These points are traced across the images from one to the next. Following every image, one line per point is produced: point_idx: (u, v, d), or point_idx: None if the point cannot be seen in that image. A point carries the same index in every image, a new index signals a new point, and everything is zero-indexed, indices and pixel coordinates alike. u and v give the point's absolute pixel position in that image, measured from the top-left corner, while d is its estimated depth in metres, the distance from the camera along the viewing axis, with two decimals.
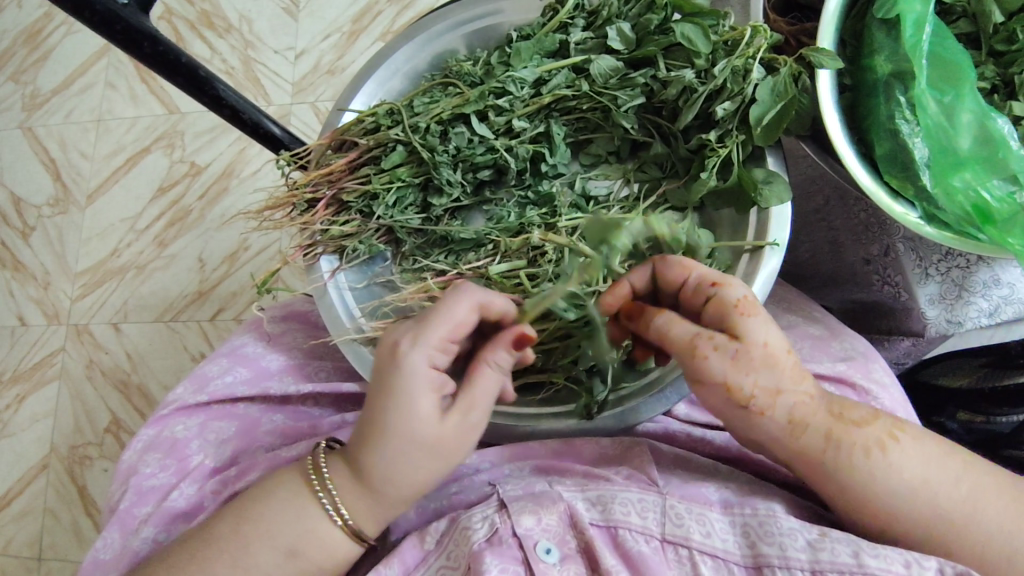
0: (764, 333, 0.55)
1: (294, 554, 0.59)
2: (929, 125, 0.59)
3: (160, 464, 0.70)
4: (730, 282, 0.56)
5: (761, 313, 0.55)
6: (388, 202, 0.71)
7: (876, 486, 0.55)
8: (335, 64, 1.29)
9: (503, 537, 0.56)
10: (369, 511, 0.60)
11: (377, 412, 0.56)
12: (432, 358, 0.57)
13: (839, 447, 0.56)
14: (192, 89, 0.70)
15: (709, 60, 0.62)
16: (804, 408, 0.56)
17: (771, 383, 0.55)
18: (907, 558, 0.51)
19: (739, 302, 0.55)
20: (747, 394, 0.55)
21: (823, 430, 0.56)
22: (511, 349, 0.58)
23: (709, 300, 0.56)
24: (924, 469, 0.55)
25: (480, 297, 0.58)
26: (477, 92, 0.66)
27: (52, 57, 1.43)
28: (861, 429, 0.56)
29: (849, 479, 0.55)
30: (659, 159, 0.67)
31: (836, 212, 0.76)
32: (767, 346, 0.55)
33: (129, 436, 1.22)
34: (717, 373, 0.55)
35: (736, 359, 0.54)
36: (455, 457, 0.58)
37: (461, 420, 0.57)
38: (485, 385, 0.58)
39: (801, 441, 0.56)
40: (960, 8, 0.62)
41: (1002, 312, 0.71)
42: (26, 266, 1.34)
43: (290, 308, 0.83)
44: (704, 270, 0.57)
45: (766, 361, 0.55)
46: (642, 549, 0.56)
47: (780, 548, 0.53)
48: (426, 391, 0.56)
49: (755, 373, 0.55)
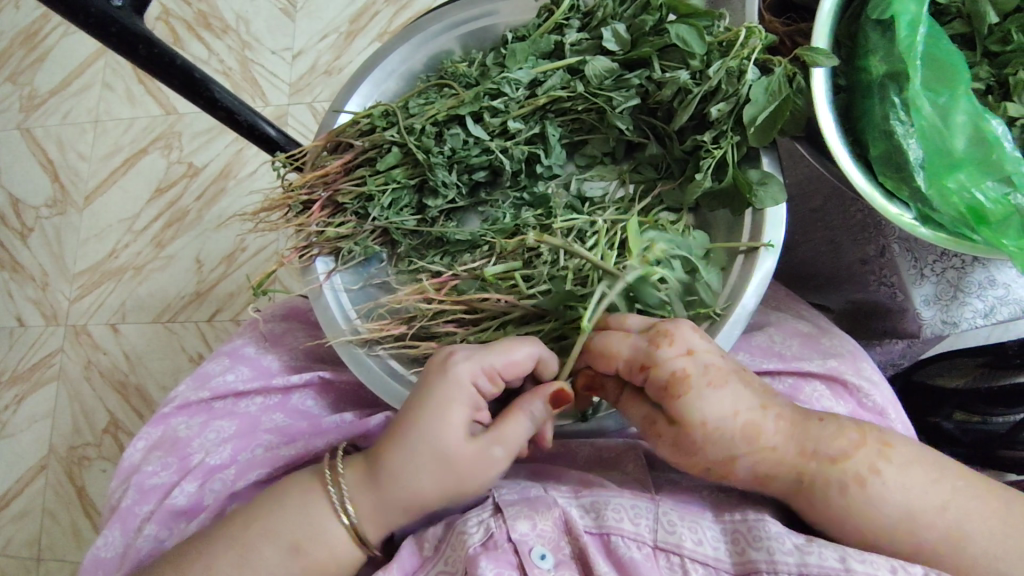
0: (707, 409, 0.55)
1: (299, 550, 0.59)
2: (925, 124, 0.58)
3: (163, 463, 0.71)
4: (659, 362, 0.55)
5: (696, 388, 0.55)
6: (383, 203, 0.71)
7: (855, 520, 0.54)
8: (333, 64, 1.29)
9: (497, 541, 0.56)
10: (374, 511, 0.59)
11: (411, 414, 0.58)
12: (476, 378, 0.58)
13: (813, 490, 0.55)
14: (188, 92, 0.70)
15: (704, 60, 0.62)
16: (770, 464, 0.56)
17: (722, 453, 0.56)
18: (893, 564, 0.51)
19: (669, 382, 0.55)
20: (704, 465, 0.57)
21: (795, 471, 0.56)
22: (550, 405, 0.58)
23: (647, 381, 0.57)
24: (906, 497, 0.54)
25: (541, 350, 0.58)
26: (473, 93, 0.67)
27: (51, 57, 1.43)
28: (838, 467, 0.55)
29: (827, 515, 0.55)
30: (654, 159, 0.67)
31: (833, 212, 0.75)
32: (708, 423, 0.55)
33: (127, 436, 1.22)
34: (672, 453, 0.58)
35: (681, 439, 0.56)
36: (464, 482, 0.58)
37: (481, 446, 0.57)
38: (518, 430, 0.57)
39: (776, 488, 0.57)
40: (956, 8, 0.62)
41: (997, 313, 0.71)
42: (24, 266, 1.34)
43: (289, 307, 0.83)
44: (630, 354, 0.56)
45: (710, 435, 0.55)
46: (635, 555, 0.55)
47: (769, 552, 0.53)
48: (462, 405, 0.58)
49: (704, 451, 0.56)
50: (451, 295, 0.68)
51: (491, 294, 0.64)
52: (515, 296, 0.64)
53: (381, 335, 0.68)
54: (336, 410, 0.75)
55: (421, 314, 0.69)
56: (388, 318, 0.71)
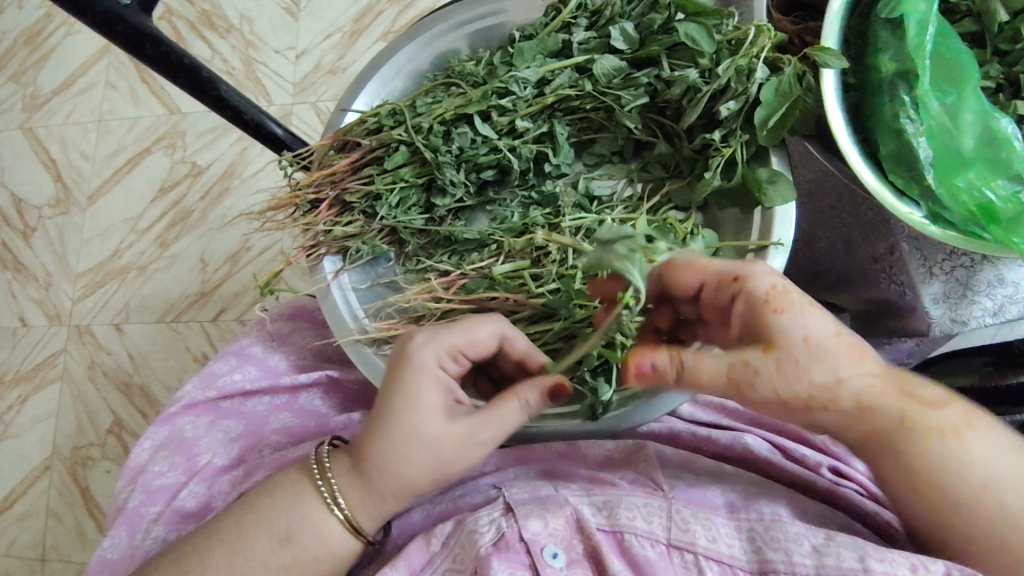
0: (693, 262, 0.58)
1: (289, 540, 0.59)
2: (765, 293, 0.54)
3: (169, 463, 0.70)
4: (755, 274, 0.55)
5: (796, 300, 0.54)
6: (391, 203, 0.70)
7: (950, 470, 0.54)
8: (336, 64, 1.29)
9: (509, 542, 0.56)
10: (363, 501, 0.59)
11: (381, 406, 0.58)
12: (440, 359, 0.58)
13: (912, 428, 0.55)
14: (194, 90, 0.70)
15: (714, 59, 0.62)
16: (873, 392, 0.55)
17: (830, 374, 0.54)
18: (913, 561, 0.50)
19: (769, 292, 0.54)
20: (804, 398, 0.54)
21: (892, 413, 0.55)
22: (547, 399, 0.57)
23: (736, 296, 0.56)
24: (1001, 452, 0.54)
25: (505, 327, 0.60)
26: (480, 92, 0.66)
27: (54, 56, 1.43)
28: (937, 412, 0.55)
29: (919, 448, 0.55)
30: (663, 158, 0.67)
31: (848, 209, 0.75)
32: (698, 260, 0.58)
33: (132, 437, 1.21)
34: (768, 387, 0.54)
35: (781, 367, 0.53)
36: (450, 467, 0.58)
37: (462, 431, 0.57)
38: (505, 417, 0.57)
39: (869, 418, 0.55)
40: (966, 6, 0.62)
41: (1008, 312, 0.68)
42: (27, 267, 1.34)
43: (296, 306, 0.81)
44: (726, 266, 0.57)
45: (698, 261, 0.58)
46: (649, 554, 0.55)
47: (786, 553, 0.53)
48: (432, 390, 0.57)
49: (831, 364, 0.54)
50: (460, 294, 0.68)
51: (500, 294, 0.64)
52: (525, 296, 0.64)
53: (389, 334, 0.68)
54: (345, 410, 0.75)
55: (431, 312, 0.68)
56: (397, 318, 0.71)
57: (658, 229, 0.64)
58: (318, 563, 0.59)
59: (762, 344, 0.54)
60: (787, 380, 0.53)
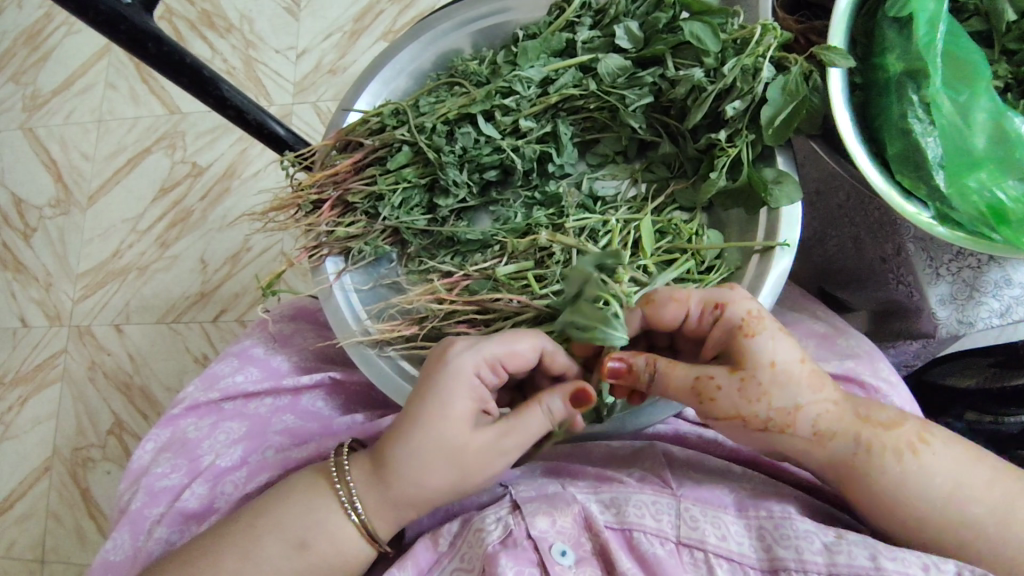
0: (676, 290, 0.57)
1: (305, 547, 0.58)
2: (738, 321, 0.54)
3: (172, 465, 0.70)
4: (733, 299, 0.55)
5: (768, 327, 0.55)
6: (393, 203, 0.70)
7: (908, 488, 0.54)
8: (337, 64, 1.28)
9: (516, 539, 0.55)
10: (379, 506, 0.59)
11: (413, 411, 0.57)
12: (479, 369, 0.57)
13: (870, 451, 0.55)
14: (196, 90, 0.69)
15: (719, 58, 0.61)
16: (830, 418, 0.55)
17: (788, 401, 0.54)
18: (924, 562, 0.50)
19: (744, 320, 0.54)
20: (763, 418, 0.55)
21: (850, 436, 0.55)
22: (569, 404, 0.56)
23: (715, 324, 0.56)
24: (956, 471, 0.55)
25: (546, 344, 0.58)
26: (484, 91, 0.66)
27: (53, 56, 1.42)
28: (891, 433, 0.55)
29: (880, 478, 0.55)
30: (667, 158, 0.66)
31: (856, 210, 0.74)
32: (682, 291, 0.56)
33: (132, 438, 1.21)
34: (729, 407, 0.55)
35: (743, 387, 0.54)
36: (470, 477, 0.57)
37: (487, 439, 0.56)
38: (528, 425, 0.56)
39: (829, 447, 0.56)
40: (973, 6, 0.62)
41: (1015, 313, 0.67)
42: (27, 267, 1.33)
43: (298, 307, 0.81)
44: (704, 293, 0.56)
45: (678, 295, 0.56)
46: (658, 551, 0.55)
47: (797, 551, 0.53)
48: (464, 397, 0.57)
49: (791, 390, 0.54)
50: (463, 295, 0.67)
51: (504, 295, 0.64)
52: (528, 297, 0.63)
53: (392, 336, 0.67)
54: (347, 411, 0.75)
55: (433, 314, 0.68)
56: (399, 319, 0.70)
57: (662, 229, 0.64)
58: (323, 567, 0.59)
59: (731, 364, 0.55)
60: (746, 404, 0.54)
